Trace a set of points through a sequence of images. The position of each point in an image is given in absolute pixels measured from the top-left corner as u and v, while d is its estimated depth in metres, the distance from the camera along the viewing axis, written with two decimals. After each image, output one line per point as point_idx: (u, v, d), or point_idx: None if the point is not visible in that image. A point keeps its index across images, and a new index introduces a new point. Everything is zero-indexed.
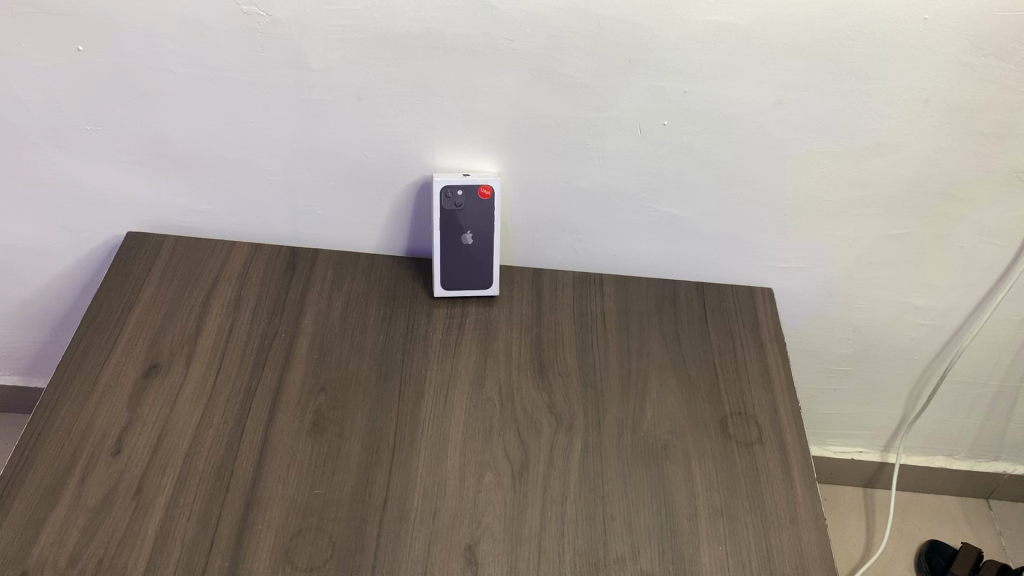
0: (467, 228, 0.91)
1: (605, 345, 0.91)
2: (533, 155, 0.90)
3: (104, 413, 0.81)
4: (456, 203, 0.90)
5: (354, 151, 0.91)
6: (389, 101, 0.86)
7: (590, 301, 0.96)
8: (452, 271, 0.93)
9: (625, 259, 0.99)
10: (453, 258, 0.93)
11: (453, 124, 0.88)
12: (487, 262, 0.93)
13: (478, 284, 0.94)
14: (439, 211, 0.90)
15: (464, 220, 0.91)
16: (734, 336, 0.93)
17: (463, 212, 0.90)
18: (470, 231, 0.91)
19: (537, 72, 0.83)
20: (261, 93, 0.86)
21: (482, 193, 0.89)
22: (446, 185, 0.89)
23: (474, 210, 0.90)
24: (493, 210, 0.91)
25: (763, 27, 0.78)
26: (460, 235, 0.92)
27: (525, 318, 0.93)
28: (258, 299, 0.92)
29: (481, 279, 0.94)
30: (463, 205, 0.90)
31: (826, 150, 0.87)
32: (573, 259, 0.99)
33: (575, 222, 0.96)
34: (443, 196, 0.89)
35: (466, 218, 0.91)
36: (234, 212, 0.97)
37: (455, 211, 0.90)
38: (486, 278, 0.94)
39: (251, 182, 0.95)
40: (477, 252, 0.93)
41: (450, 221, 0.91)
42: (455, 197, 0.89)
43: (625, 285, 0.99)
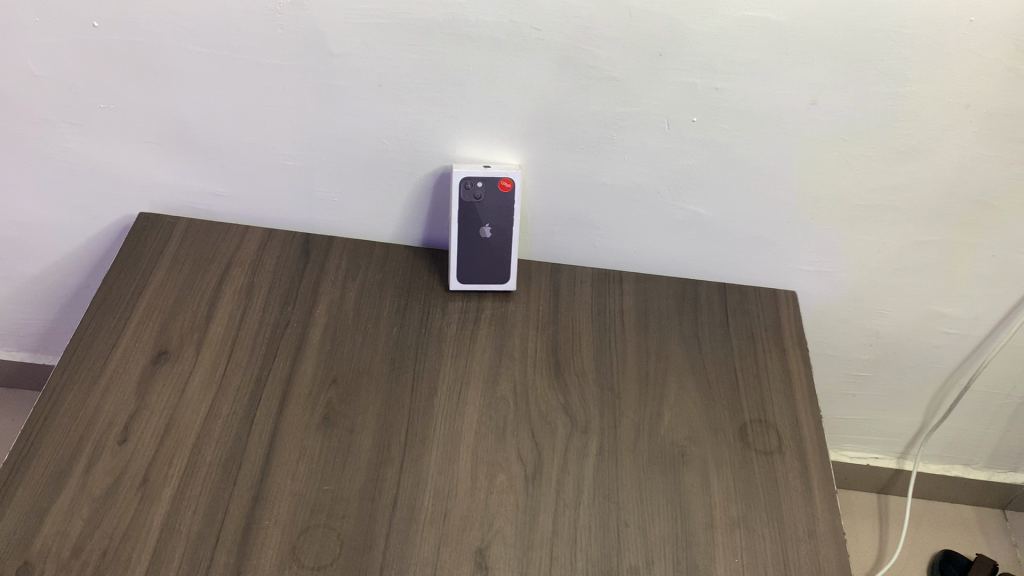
0: (485, 221, 0.89)
1: (623, 345, 0.89)
2: (557, 148, 0.88)
3: (111, 400, 0.79)
4: (475, 196, 0.87)
5: (373, 138, 0.88)
6: (411, 89, 0.84)
7: (609, 300, 0.94)
8: (469, 265, 0.91)
9: (646, 257, 0.96)
10: (470, 253, 0.90)
11: (476, 114, 0.85)
12: (505, 257, 0.91)
13: (495, 280, 0.92)
14: (457, 203, 0.88)
15: (483, 213, 0.88)
16: (756, 340, 0.91)
17: (482, 204, 0.88)
18: (488, 225, 0.89)
19: (564, 63, 0.81)
20: (280, 76, 0.84)
21: (503, 186, 0.87)
22: (466, 177, 0.87)
23: (493, 203, 0.88)
24: (513, 203, 0.88)
25: (800, 24, 0.76)
26: (478, 228, 0.89)
27: (542, 315, 0.91)
28: (270, 287, 0.90)
29: (499, 275, 0.92)
30: (482, 197, 0.88)
31: (858, 152, 0.85)
32: (592, 255, 0.96)
33: (597, 217, 0.93)
34: (462, 188, 0.87)
35: (485, 212, 0.88)
36: (248, 196, 0.95)
37: (474, 204, 0.88)
38: (504, 274, 0.92)
39: (267, 167, 0.93)
40: (495, 246, 0.90)
41: (468, 214, 0.88)
42: (475, 190, 0.87)
43: (644, 283, 0.96)
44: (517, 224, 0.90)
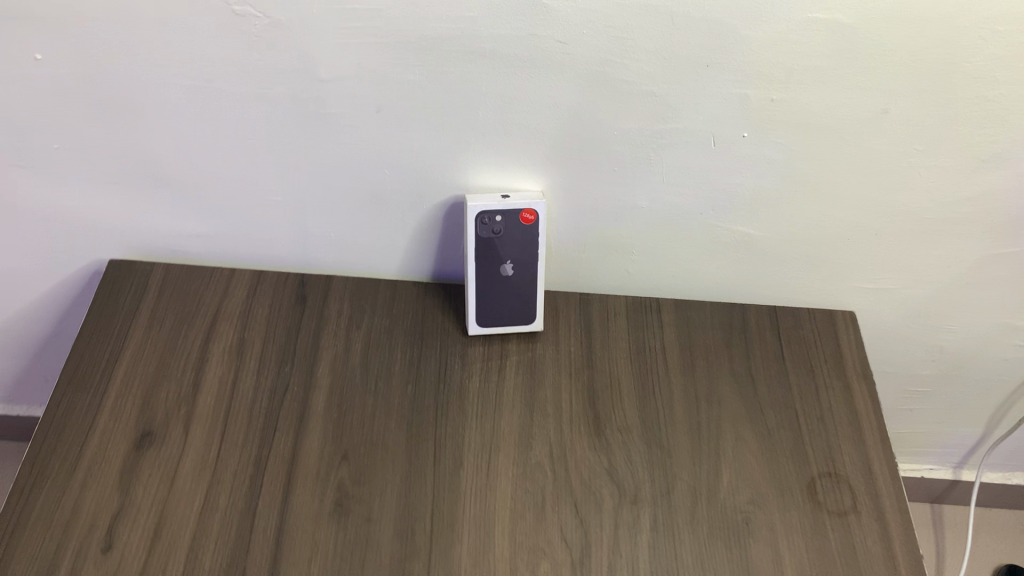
0: (506, 257, 0.78)
1: (668, 391, 0.79)
2: (585, 170, 0.76)
3: (90, 498, 0.69)
4: (493, 231, 0.76)
5: (372, 168, 0.77)
6: (415, 113, 0.72)
7: (648, 334, 0.83)
8: (490, 306, 0.80)
9: (687, 281, 0.85)
10: (491, 293, 0.79)
11: (491, 139, 0.74)
12: (531, 295, 0.80)
13: (520, 320, 0.81)
14: (473, 240, 0.76)
15: (503, 249, 0.77)
16: (817, 376, 0.81)
17: (502, 240, 0.76)
18: (510, 261, 0.78)
19: (594, 78, 0.69)
20: (260, 103, 0.72)
21: (525, 218, 0.76)
22: (482, 210, 0.75)
23: (515, 237, 0.77)
24: (538, 236, 0.77)
25: (874, 24, 0.64)
26: (498, 266, 0.78)
27: (574, 359, 0.80)
28: (264, 344, 0.79)
29: (524, 314, 0.80)
30: (502, 232, 0.76)
31: (933, 162, 0.74)
32: (626, 281, 0.85)
33: (631, 241, 0.82)
34: (479, 223, 0.76)
35: (506, 247, 0.77)
36: (232, 235, 0.84)
37: (492, 239, 0.76)
38: (529, 313, 0.80)
39: (252, 203, 0.81)
40: (519, 284, 0.79)
41: (486, 251, 0.77)
42: (493, 224, 0.76)
43: (686, 311, 0.85)
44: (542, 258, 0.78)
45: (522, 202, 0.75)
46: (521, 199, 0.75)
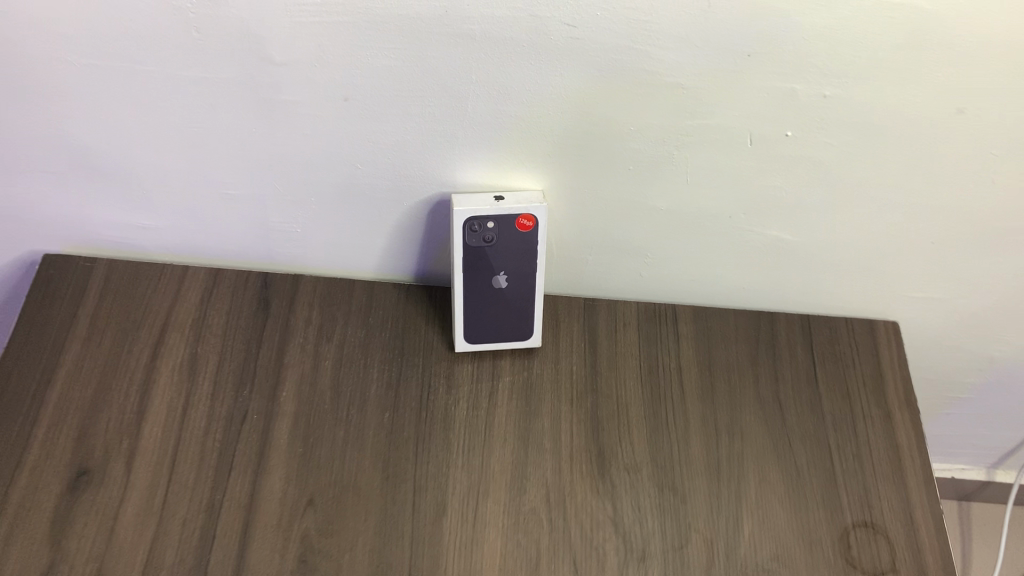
0: (499, 267, 0.66)
1: (684, 422, 0.69)
2: (594, 168, 0.64)
3: (16, 552, 0.60)
4: (484, 239, 0.65)
5: (343, 161, 0.65)
6: (390, 102, 0.60)
7: (662, 351, 0.72)
8: (481, 321, 0.69)
9: (708, 286, 0.74)
10: (482, 306, 0.68)
11: (483, 133, 0.61)
12: (529, 309, 0.69)
13: (515, 336, 0.70)
14: (461, 249, 0.65)
15: (496, 258, 0.66)
16: (854, 404, 0.71)
17: (494, 249, 0.65)
18: (504, 272, 0.67)
19: (607, 68, 0.56)
20: (205, 87, 0.60)
21: (521, 224, 0.65)
22: (472, 216, 0.64)
23: (510, 246, 0.65)
24: (536, 243, 0.66)
25: (959, 12, 0.51)
26: (490, 277, 0.67)
27: (576, 381, 0.70)
28: (220, 362, 0.69)
29: (520, 330, 0.70)
30: (495, 240, 0.65)
31: (1011, 168, 0.62)
32: (639, 285, 0.74)
33: (645, 244, 0.70)
34: (468, 230, 0.64)
35: (499, 257, 0.66)
36: (182, 229, 0.72)
37: (483, 248, 0.65)
38: (527, 328, 0.70)
39: (203, 197, 0.69)
40: (515, 297, 0.68)
41: (477, 261, 0.66)
42: (484, 231, 0.65)
43: (707, 321, 0.74)
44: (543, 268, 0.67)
45: (519, 207, 0.64)
46: (517, 203, 0.64)
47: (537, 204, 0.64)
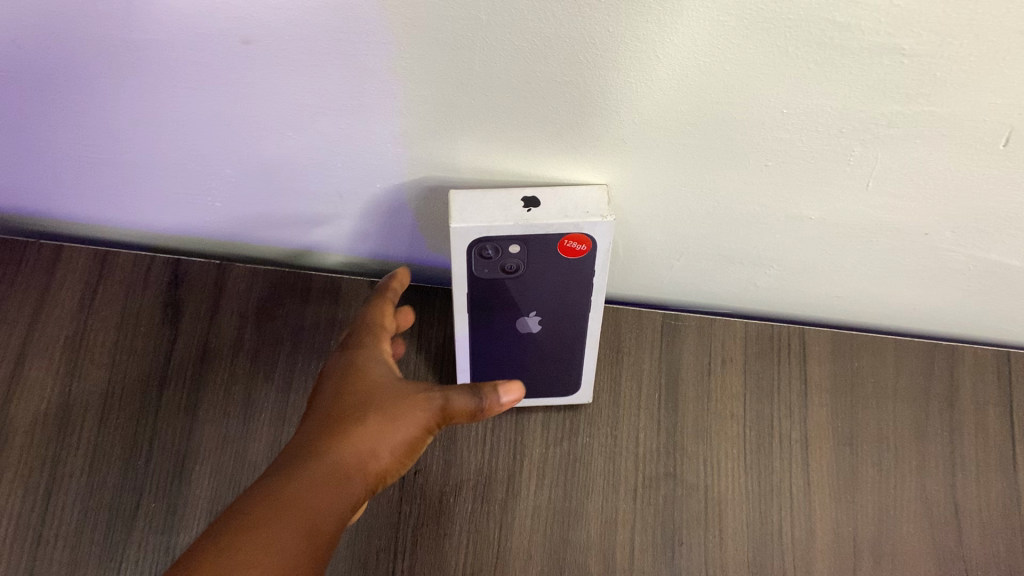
0: (528, 299, 0.42)
1: (805, 533, 0.45)
2: (703, 163, 0.36)
3: None
4: (505, 267, 0.40)
5: (264, 133, 0.37)
6: (335, 49, 0.32)
7: (779, 412, 0.47)
8: (501, 366, 0.46)
9: (858, 305, 0.47)
10: (502, 350, 0.45)
11: (509, 104, 0.34)
12: (576, 356, 0.45)
13: (551, 392, 0.46)
14: (468, 282, 0.41)
15: (523, 289, 0.42)
16: None
17: (521, 280, 0.41)
18: (538, 312, 0.43)
19: (762, 14, 0.28)
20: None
21: (565, 249, 0.39)
22: (482, 239, 0.39)
23: (547, 275, 0.41)
24: (591, 272, 0.40)
25: None
26: (516, 317, 0.43)
27: (645, 462, 0.46)
28: (104, 412, 0.45)
29: (561, 382, 0.46)
30: (522, 268, 0.40)
31: None
32: (750, 298, 0.48)
33: (771, 255, 0.43)
34: (476, 259, 0.40)
35: (528, 290, 0.42)
36: (37, 198, 0.46)
37: (503, 280, 0.41)
38: (571, 381, 0.46)
39: (54, 163, 0.42)
40: (552, 342, 0.45)
41: (491, 296, 0.42)
42: (505, 258, 0.40)
43: (852, 358, 0.48)
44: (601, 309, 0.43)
45: (566, 225, 0.38)
46: (562, 219, 0.38)
47: (597, 219, 0.37)
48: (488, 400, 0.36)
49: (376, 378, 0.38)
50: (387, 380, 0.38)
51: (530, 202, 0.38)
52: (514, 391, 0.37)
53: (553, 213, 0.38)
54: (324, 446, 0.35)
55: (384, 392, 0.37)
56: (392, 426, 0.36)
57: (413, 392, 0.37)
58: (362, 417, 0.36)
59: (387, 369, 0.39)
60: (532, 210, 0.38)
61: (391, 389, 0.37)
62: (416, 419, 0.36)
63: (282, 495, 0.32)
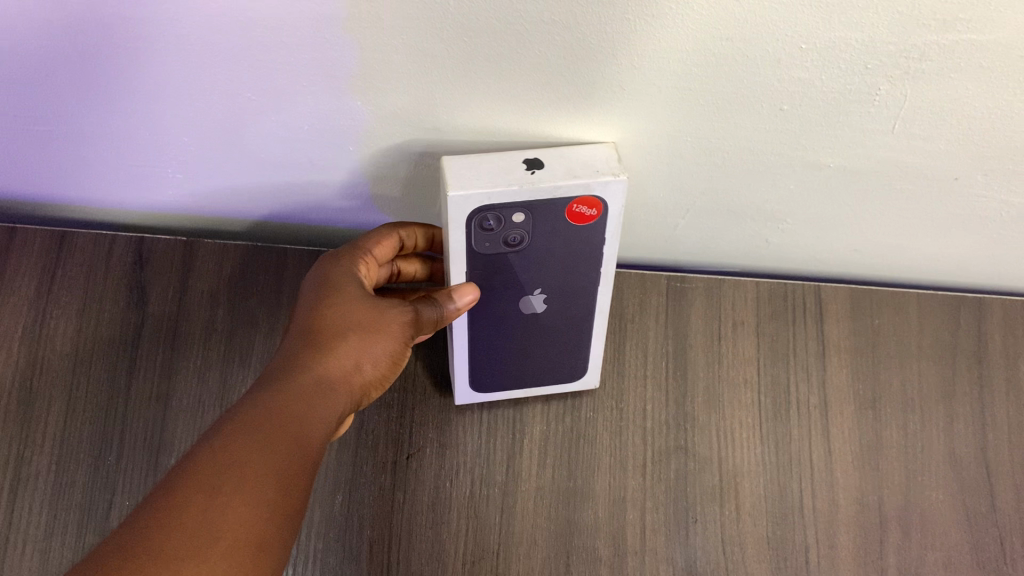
0: (530, 276, 0.38)
1: (827, 504, 0.42)
2: (711, 109, 0.32)
3: None
4: (508, 239, 0.36)
5: (219, 95, 0.33)
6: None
7: (796, 376, 0.44)
8: (502, 362, 0.42)
9: (877, 259, 0.44)
10: (504, 340, 0.41)
11: (492, 52, 0.30)
12: (581, 341, 0.42)
13: (555, 381, 0.43)
14: (468, 256, 0.37)
15: (526, 267, 0.38)
16: None
17: (525, 253, 0.37)
18: (543, 290, 0.39)
19: None
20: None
21: (575, 215, 0.35)
22: (484, 208, 0.34)
23: (551, 250, 0.37)
24: (600, 240, 0.37)
25: None
26: (518, 298, 0.39)
27: (654, 435, 0.43)
28: (69, 406, 0.42)
29: (567, 370, 0.42)
30: (525, 240, 0.36)
31: None
32: (760, 256, 0.44)
33: (784, 208, 0.40)
34: (479, 229, 0.35)
35: (530, 267, 0.38)
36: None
37: (505, 255, 0.37)
38: (573, 371, 0.43)
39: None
40: (559, 324, 0.41)
41: (492, 275, 0.38)
42: (508, 228, 0.36)
43: (872, 317, 0.45)
44: (609, 286, 0.39)
45: (576, 185, 0.34)
46: (570, 179, 0.34)
47: (610, 178, 0.34)
48: (453, 310, 0.37)
49: (347, 291, 0.36)
50: (358, 294, 0.36)
51: (533, 163, 0.34)
52: (468, 297, 0.37)
53: (559, 174, 0.34)
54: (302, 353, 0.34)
55: (356, 308, 0.36)
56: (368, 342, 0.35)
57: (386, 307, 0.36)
58: (340, 324, 0.35)
59: (358, 282, 0.37)
60: (536, 171, 0.34)
61: (364, 299, 0.36)
62: (392, 332, 0.36)
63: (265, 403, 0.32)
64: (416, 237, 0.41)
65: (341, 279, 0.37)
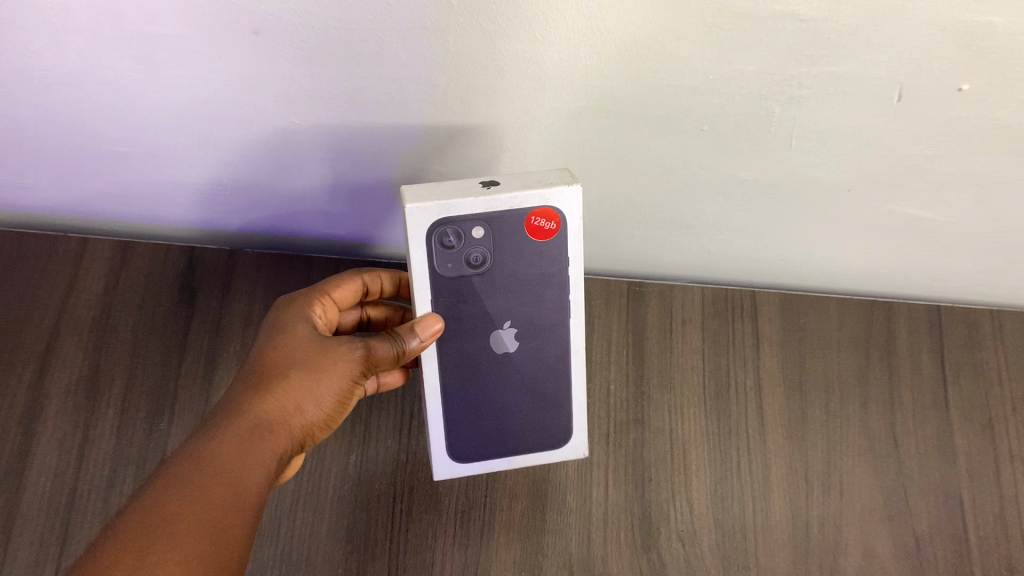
0: (502, 309, 0.43)
1: (761, 470, 0.50)
2: (648, 128, 0.42)
3: None
4: (471, 258, 0.41)
5: (262, 138, 0.42)
6: (324, 58, 0.36)
7: (735, 363, 0.52)
8: (479, 422, 0.46)
9: (801, 266, 0.53)
10: (482, 389, 0.45)
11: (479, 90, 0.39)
12: (561, 398, 0.46)
13: (544, 451, 0.47)
14: (436, 281, 0.41)
15: (490, 291, 0.42)
16: (996, 442, 0.52)
17: (488, 273, 0.41)
18: (512, 324, 0.43)
19: None
20: (16, 52, 0.37)
21: (531, 228, 0.40)
22: (445, 222, 0.39)
23: (512, 267, 0.41)
24: (558, 250, 0.41)
25: None
26: (492, 335, 0.43)
27: (615, 410, 0.51)
28: (128, 382, 0.51)
29: (550, 434, 0.47)
30: (486, 258, 0.41)
31: None
32: (704, 263, 0.54)
33: (718, 219, 0.49)
34: (442, 245, 0.40)
35: (496, 291, 0.42)
36: (60, 202, 0.51)
37: (470, 276, 0.41)
38: (560, 439, 0.47)
39: (77, 172, 0.47)
40: (535, 370, 0.45)
41: (460, 301, 0.42)
42: (469, 246, 0.40)
43: (799, 314, 0.54)
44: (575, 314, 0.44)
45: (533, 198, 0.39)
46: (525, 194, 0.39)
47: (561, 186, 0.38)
48: (405, 345, 0.41)
49: (295, 342, 0.41)
50: (305, 342, 0.41)
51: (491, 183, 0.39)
52: (432, 329, 0.41)
53: (516, 187, 0.39)
54: (248, 400, 0.39)
55: (301, 357, 0.41)
56: (311, 386, 0.40)
57: (334, 350, 0.41)
58: (288, 373, 0.40)
59: (308, 332, 0.42)
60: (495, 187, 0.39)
61: (311, 347, 0.41)
62: (336, 373, 0.41)
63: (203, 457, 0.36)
64: (382, 280, 0.49)
65: (291, 334, 0.42)
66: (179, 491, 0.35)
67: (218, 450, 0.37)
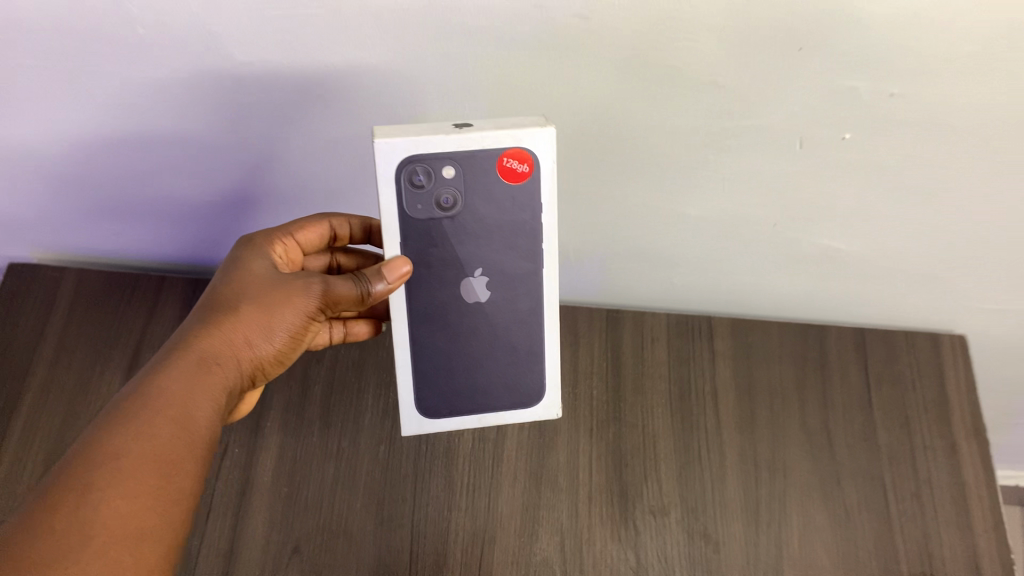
0: (476, 251, 0.49)
1: (718, 459, 0.61)
2: (613, 180, 0.53)
3: None
4: (442, 197, 0.46)
5: (307, 180, 0.54)
6: (350, 118, 0.47)
7: (695, 373, 0.64)
8: (453, 379, 0.54)
9: (746, 296, 0.65)
10: (458, 342, 0.53)
11: None
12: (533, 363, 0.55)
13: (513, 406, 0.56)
14: (409, 224, 0.47)
15: (461, 228, 0.48)
16: (912, 436, 0.62)
17: (459, 210, 0.47)
18: (483, 267, 0.49)
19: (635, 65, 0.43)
20: (136, 121, 0.49)
21: (504, 171, 0.45)
22: (419, 163, 0.44)
23: (480, 209, 0.47)
24: (528, 192, 0.47)
25: None
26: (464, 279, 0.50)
27: (596, 412, 0.62)
28: None
29: (519, 390, 0.55)
30: (456, 198, 0.46)
31: None
32: (669, 292, 0.65)
33: (674, 255, 0.61)
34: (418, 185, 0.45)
35: (465, 231, 0.48)
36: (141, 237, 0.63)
37: (441, 217, 0.47)
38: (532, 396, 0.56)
39: (164, 213, 0.59)
40: (502, 330, 0.53)
41: (433, 240, 0.48)
42: (440, 186, 0.45)
43: (747, 336, 0.66)
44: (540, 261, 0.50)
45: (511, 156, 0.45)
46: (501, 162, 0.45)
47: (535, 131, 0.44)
48: (365, 287, 0.46)
49: (247, 284, 0.48)
50: (257, 284, 0.48)
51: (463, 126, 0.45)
52: (400, 271, 0.46)
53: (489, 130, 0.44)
54: (201, 334, 0.46)
55: (252, 297, 0.47)
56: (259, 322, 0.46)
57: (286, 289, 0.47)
58: (238, 311, 0.46)
59: (261, 274, 0.48)
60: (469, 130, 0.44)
61: (262, 287, 0.47)
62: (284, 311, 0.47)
63: (159, 393, 0.43)
64: (350, 225, 0.55)
65: (247, 276, 0.48)
66: (127, 427, 0.41)
67: (168, 385, 0.43)
